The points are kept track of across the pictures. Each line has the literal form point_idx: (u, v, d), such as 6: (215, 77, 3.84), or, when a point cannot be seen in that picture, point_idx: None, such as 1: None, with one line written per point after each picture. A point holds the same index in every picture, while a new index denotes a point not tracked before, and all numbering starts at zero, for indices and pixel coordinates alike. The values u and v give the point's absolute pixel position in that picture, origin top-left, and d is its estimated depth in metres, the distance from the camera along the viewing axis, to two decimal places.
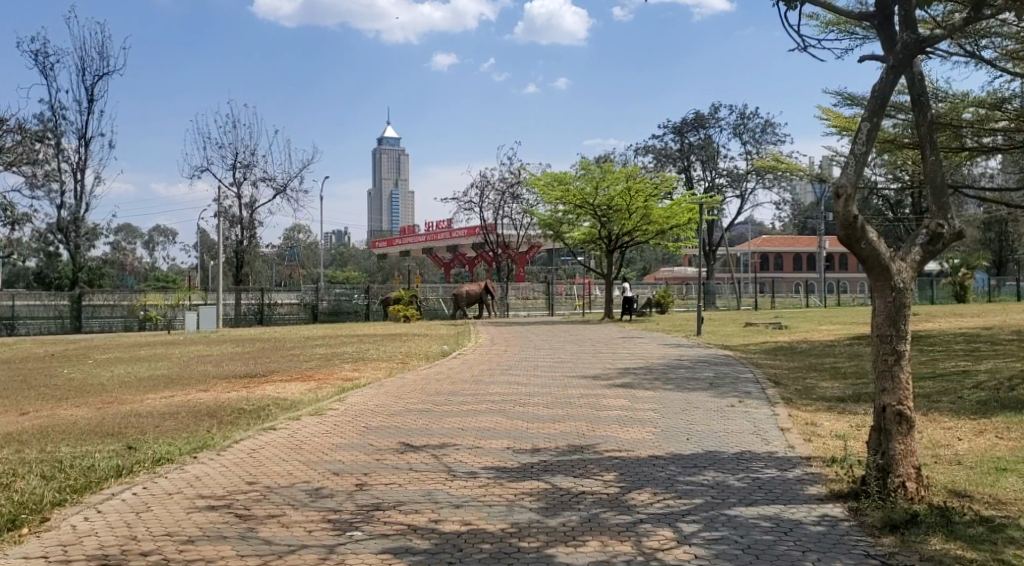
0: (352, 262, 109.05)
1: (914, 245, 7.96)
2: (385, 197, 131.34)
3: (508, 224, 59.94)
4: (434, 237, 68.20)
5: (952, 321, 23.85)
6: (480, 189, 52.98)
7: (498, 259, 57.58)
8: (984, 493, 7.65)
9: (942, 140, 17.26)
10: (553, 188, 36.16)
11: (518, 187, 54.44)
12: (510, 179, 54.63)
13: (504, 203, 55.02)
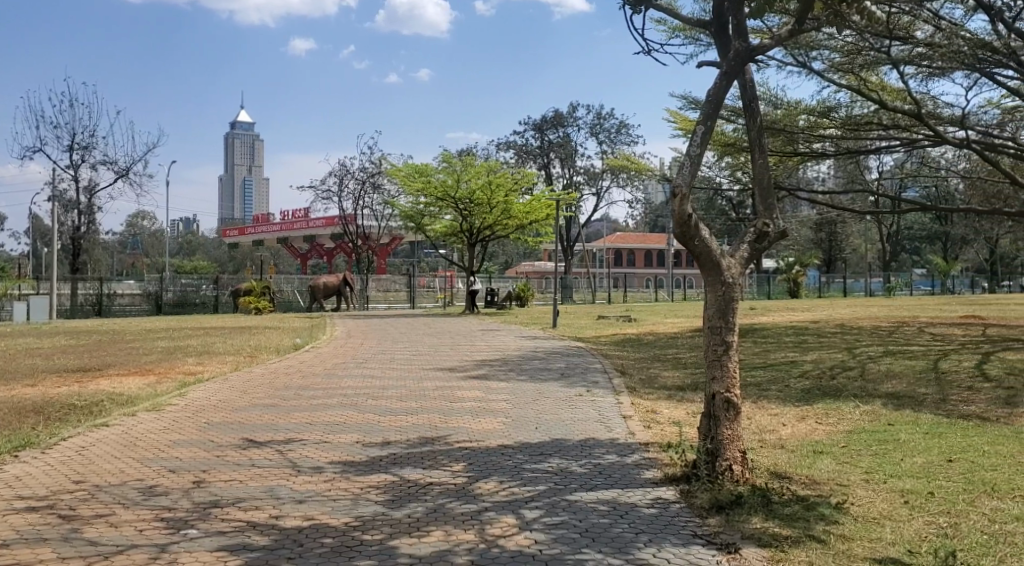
0: (202, 251, 104.55)
1: (743, 243, 8.47)
2: (240, 185, 126.75)
3: (369, 216, 59.14)
4: (290, 227, 66.56)
5: (785, 315, 25.50)
6: (339, 179, 52.01)
7: (358, 251, 56.83)
8: (801, 474, 8.24)
9: (777, 145, 18.63)
10: (414, 180, 35.94)
11: (379, 177, 53.81)
12: (370, 169, 53.89)
13: (364, 192, 54.24)
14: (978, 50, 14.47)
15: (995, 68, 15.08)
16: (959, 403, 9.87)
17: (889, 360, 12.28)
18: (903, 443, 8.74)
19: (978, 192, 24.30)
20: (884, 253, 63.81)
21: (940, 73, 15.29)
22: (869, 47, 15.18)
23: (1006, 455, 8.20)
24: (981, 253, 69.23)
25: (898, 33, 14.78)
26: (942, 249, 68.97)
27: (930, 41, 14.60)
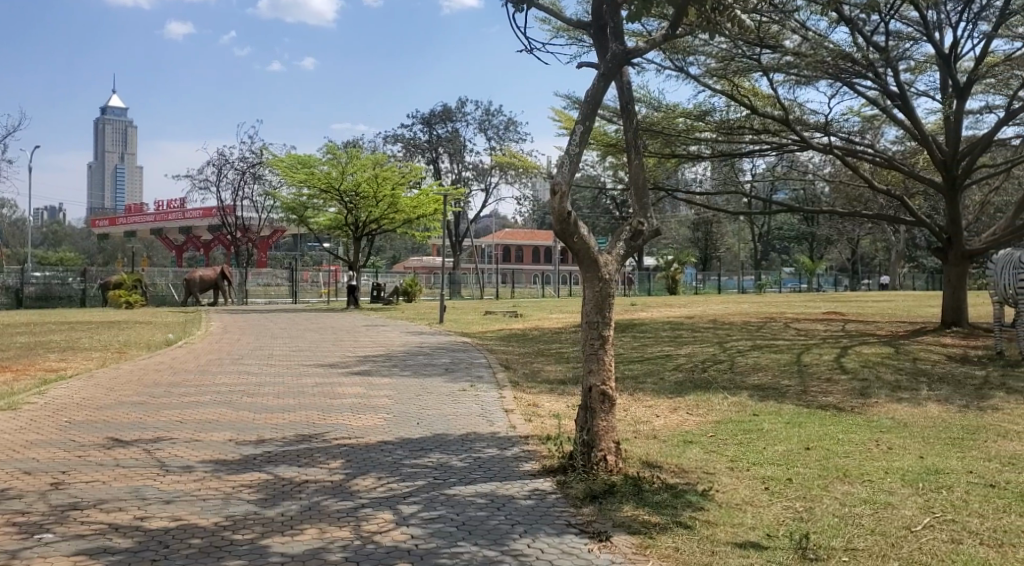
0: (69, 241, 98.82)
1: (619, 241, 8.68)
2: (112, 172, 120.51)
3: (250, 207, 57.38)
4: (165, 218, 63.80)
5: (663, 310, 26.35)
6: (218, 168, 50.23)
7: (239, 243, 55.06)
8: (671, 463, 8.54)
9: (655, 147, 19.17)
10: (296, 171, 35.13)
11: (261, 167, 52.26)
12: (251, 158, 52.24)
13: (244, 182, 52.59)
14: (839, 61, 15.33)
15: (855, 78, 16.00)
16: (818, 394, 10.46)
17: (757, 353, 12.89)
18: (766, 433, 9.19)
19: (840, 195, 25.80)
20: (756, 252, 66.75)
21: (806, 82, 16.11)
22: (741, 54, 15.76)
23: (857, 442, 8.74)
24: (843, 254, 73.62)
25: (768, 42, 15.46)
26: (809, 249, 72.87)
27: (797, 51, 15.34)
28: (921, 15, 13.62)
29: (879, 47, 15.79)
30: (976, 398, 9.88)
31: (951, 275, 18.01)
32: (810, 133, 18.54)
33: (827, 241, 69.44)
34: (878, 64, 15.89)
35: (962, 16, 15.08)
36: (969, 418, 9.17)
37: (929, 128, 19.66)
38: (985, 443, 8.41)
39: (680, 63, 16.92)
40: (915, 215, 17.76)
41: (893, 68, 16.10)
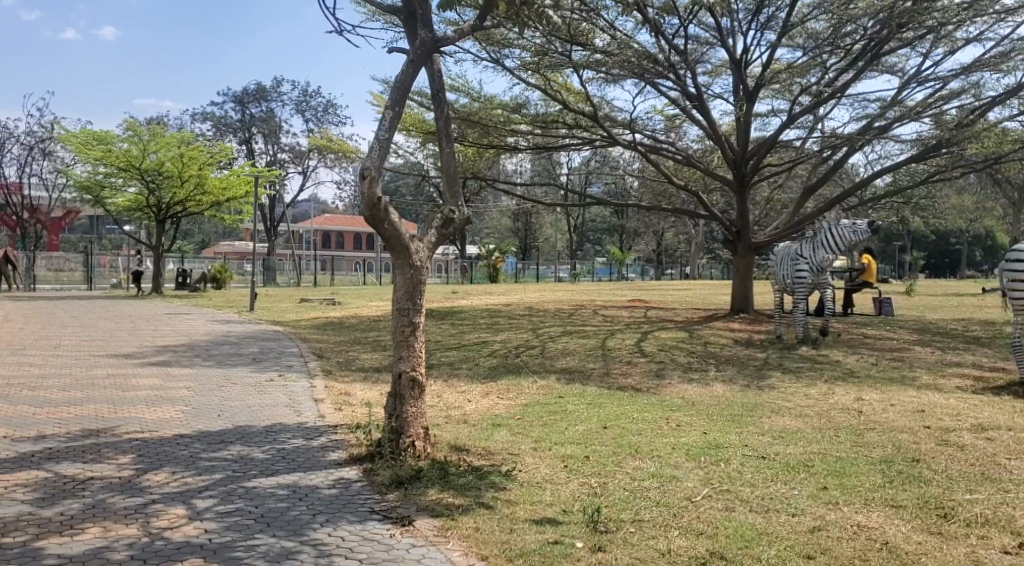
0: None
1: (431, 229, 8.63)
2: None
3: (39, 185, 52.69)
4: None
5: (484, 298, 26.79)
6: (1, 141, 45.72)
7: (24, 225, 50.39)
8: (478, 446, 8.70)
9: (474, 137, 19.47)
10: (92, 147, 32.71)
11: (51, 142, 48.10)
12: (40, 132, 47.93)
13: (31, 158, 48.24)
14: (644, 61, 16.10)
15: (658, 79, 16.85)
16: (618, 376, 11.01)
17: (566, 339, 13.38)
18: (569, 414, 9.57)
19: (646, 189, 27.21)
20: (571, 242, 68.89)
21: (614, 80, 16.82)
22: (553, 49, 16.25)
23: (651, 421, 9.28)
24: (651, 246, 77.70)
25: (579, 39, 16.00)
26: (619, 241, 76.40)
27: (606, 49, 15.98)
28: (716, 21, 14.54)
29: (679, 50, 16.69)
30: (756, 378, 10.77)
31: (740, 266, 19.34)
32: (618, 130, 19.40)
33: (636, 233, 73.02)
34: (679, 65, 16.82)
35: (753, 26, 16.20)
36: (749, 397, 9.96)
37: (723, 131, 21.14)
38: (760, 420, 9.17)
39: (497, 55, 17.24)
40: (712, 210, 19.04)
41: (692, 70, 17.10)
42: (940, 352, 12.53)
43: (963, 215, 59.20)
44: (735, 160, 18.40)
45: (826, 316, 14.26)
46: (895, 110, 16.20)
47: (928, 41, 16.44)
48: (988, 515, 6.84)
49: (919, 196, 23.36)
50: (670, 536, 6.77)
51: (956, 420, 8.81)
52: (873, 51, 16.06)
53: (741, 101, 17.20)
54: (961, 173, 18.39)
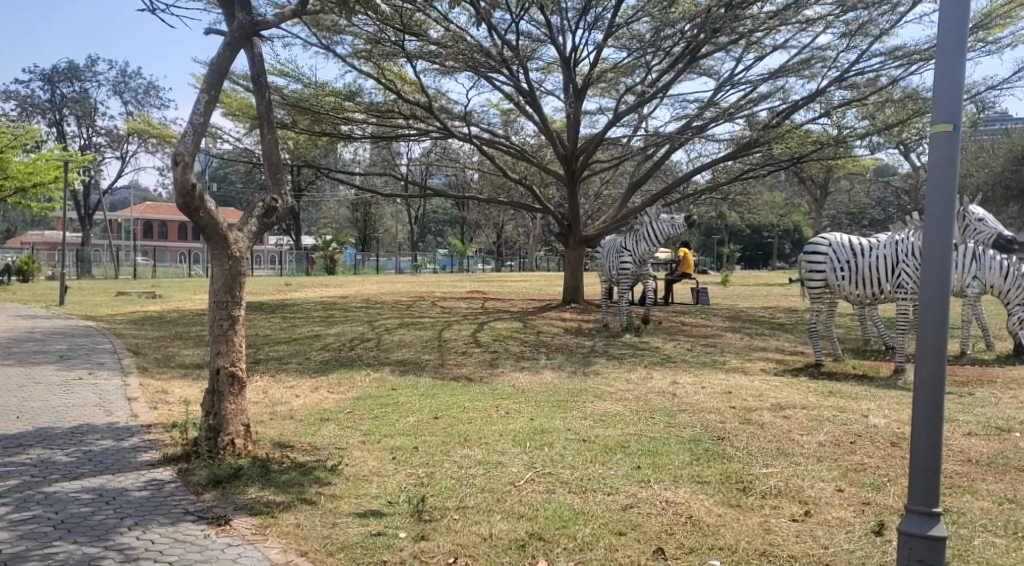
0: None
1: (251, 218, 8.35)
2: None
3: None
4: None
5: (318, 291, 26.22)
6: None
7: None
8: (303, 442, 8.54)
9: (305, 123, 19.14)
10: None
11: None
12: None
13: None
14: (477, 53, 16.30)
15: (492, 72, 17.10)
16: (452, 366, 11.13)
17: (401, 331, 13.37)
18: (399, 406, 9.57)
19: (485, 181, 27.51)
20: (412, 234, 68.57)
21: (448, 72, 16.92)
22: (385, 38, 16.19)
23: (480, 409, 9.44)
24: (490, 238, 78.52)
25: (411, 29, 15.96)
26: (458, 232, 76.72)
27: (440, 41, 16.03)
28: (545, 18, 14.93)
29: (511, 46, 16.97)
30: (583, 365, 11.18)
31: (571, 258, 19.97)
32: (453, 122, 19.56)
33: (476, 225, 73.58)
34: (512, 60, 17.11)
35: (582, 25, 16.70)
36: (574, 383, 10.33)
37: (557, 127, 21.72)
38: (584, 405, 9.53)
39: (327, 41, 16.98)
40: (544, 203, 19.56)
41: (524, 65, 17.43)
42: (751, 338, 13.45)
43: (776, 211, 63.60)
44: (565, 156, 18.97)
45: (650, 305, 14.97)
46: (712, 110, 17.22)
47: (741, 46, 17.57)
48: (781, 487, 7.41)
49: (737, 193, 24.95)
50: (492, 521, 6.90)
51: (758, 400, 9.49)
52: (691, 54, 16.95)
53: (571, 98, 17.70)
54: (771, 172, 19.78)
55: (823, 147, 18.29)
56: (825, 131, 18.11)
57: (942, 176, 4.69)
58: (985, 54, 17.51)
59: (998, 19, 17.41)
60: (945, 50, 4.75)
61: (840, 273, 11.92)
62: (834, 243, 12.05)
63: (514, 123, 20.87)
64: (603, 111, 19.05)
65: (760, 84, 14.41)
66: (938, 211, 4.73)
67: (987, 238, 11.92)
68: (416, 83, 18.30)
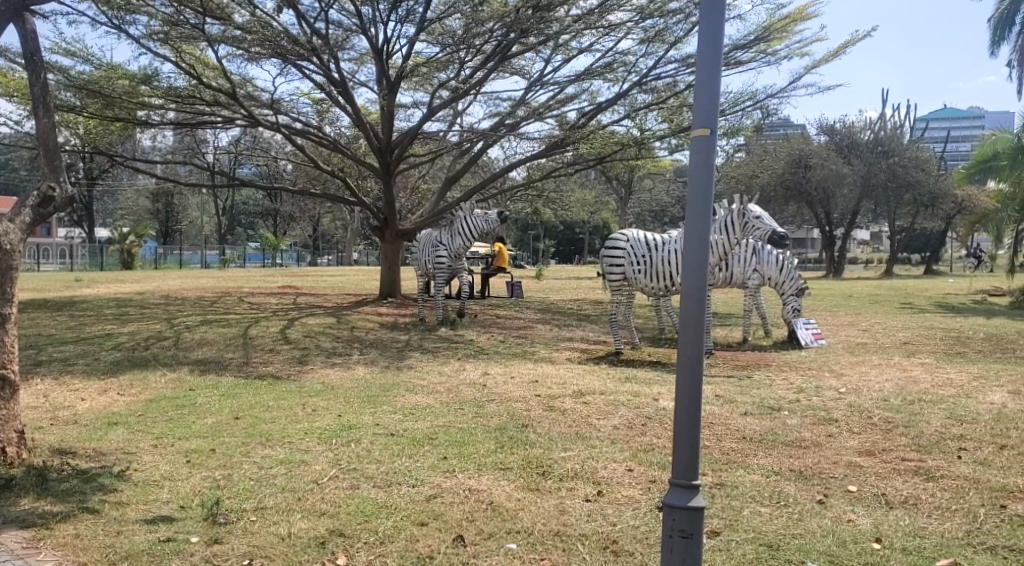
0: None
1: (24, 208, 7.66)
2: None
3: None
4: None
5: (111, 287, 24.52)
6: None
7: None
8: (87, 448, 7.99)
9: (95, 107, 18.01)
10: None
11: None
12: None
13: None
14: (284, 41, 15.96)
15: (301, 61, 16.78)
16: (258, 364, 10.81)
17: (204, 328, 12.81)
18: (197, 406, 9.17)
19: (299, 172, 26.81)
20: (219, 227, 65.29)
21: (253, 59, 16.50)
22: (183, 20, 15.54)
23: (285, 407, 9.22)
24: (304, 232, 76.63)
25: (211, 12, 15.73)
26: (272, 225, 74.11)
27: (244, 25, 15.61)
28: (354, 8, 14.83)
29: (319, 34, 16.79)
30: (395, 359, 11.22)
31: (387, 251, 19.98)
32: (260, 110, 19.03)
33: (290, 218, 71.63)
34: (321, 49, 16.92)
35: (392, 18, 16.71)
36: (386, 377, 10.35)
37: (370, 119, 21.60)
38: (393, 398, 9.54)
39: (119, 20, 16.05)
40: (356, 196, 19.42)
41: (335, 56, 17.23)
42: (559, 329, 13.95)
43: (588, 208, 65.97)
44: (379, 148, 18.90)
45: (464, 298, 15.18)
46: (523, 108, 17.74)
47: (550, 47, 18.18)
48: (577, 469, 7.75)
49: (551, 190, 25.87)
50: (291, 520, 6.73)
51: (561, 388, 9.89)
52: (501, 52, 17.38)
53: (385, 91, 17.66)
54: (580, 169, 20.52)
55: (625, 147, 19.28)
56: (628, 132, 19.11)
57: (701, 175, 5.06)
58: (766, 65, 19.05)
59: (776, 32, 19.02)
60: (704, 59, 5.12)
61: (637, 267, 12.61)
62: (632, 238, 12.69)
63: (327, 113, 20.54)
64: (417, 104, 19.15)
65: (566, 84, 14.99)
66: (697, 204, 5.08)
67: (763, 234, 12.53)
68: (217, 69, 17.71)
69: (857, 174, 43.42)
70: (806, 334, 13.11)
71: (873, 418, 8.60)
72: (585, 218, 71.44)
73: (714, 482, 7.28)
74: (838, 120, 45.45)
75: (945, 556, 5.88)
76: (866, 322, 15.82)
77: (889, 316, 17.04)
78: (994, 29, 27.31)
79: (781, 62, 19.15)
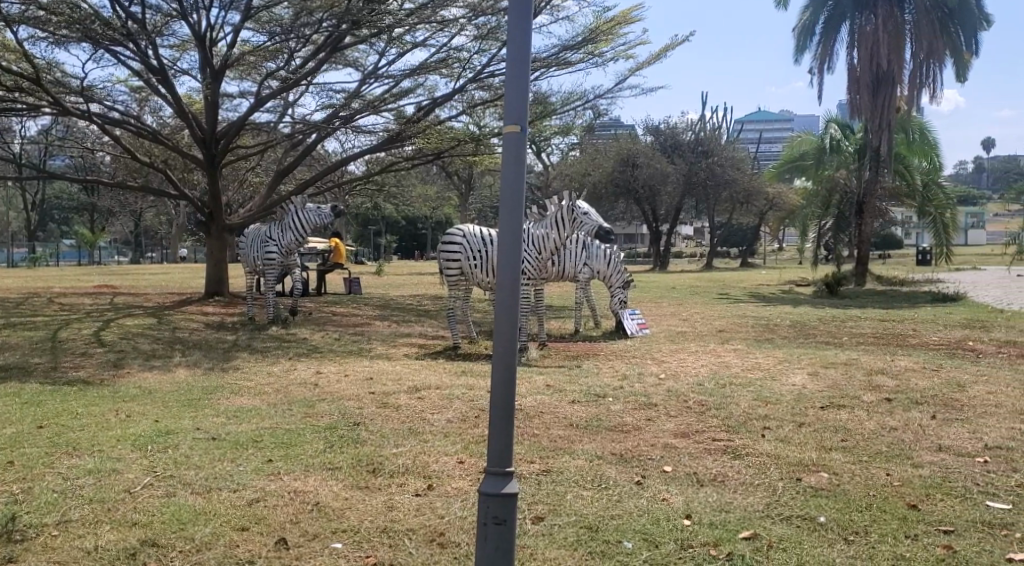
0: None
1: None
2: None
3: None
4: None
5: None
6: None
7: None
8: None
9: None
10: None
11: None
12: None
13: None
14: (94, 25, 15.11)
15: (115, 46, 15.93)
16: (68, 369, 10.13)
17: (7, 332, 11.87)
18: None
19: (118, 164, 25.29)
20: (27, 223, 60.50)
21: (58, 42, 15.51)
22: None
23: (97, 414, 8.67)
24: (127, 227, 72.29)
25: None
26: (90, 220, 69.36)
27: (47, 7, 14.68)
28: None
29: (134, 18, 15.98)
30: (221, 360, 10.83)
31: (214, 247, 19.29)
32: (69, 97, 17.90)
33: (109, 212, 67.33)
34: (137, 35, 16.13)
35: (215, 5, 16.11)
36: (210, 379, 9.95)
37: (193, 110, 20.75)
38: (217, 401, 9.17)
39: None
40: (178, 189, 18.64)
41: (153, 42, 16.45)
42: (395, 324, 13.90)
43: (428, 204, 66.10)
44: (203, 140, 18.22)
45: (297, 295, 14.85)
46: (357, 102, 17.57)
47: (384, 41, 18.08)
48: (409, 464, 7.72)
49: (390, 185, 25.79)
50: (99, 532, 6.30)
51: (396, 384, 9.86)
52: (332, 44, 17.12)
53: (208, 80, 17.00)
54: (419, 163, 20.51)
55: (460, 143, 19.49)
56: (465, 128, 19.31)
57: (512, 172, 5.11)
58: (593, 66, 19.76)
59: (602, 35, 19.77)
60: (512, 56, 5.20)
61: (473, 261, 12.74)
62: (468, 233, 12.81)
63: (147, 102, 19.56)
64: (244, 95, 18.57)
65: (397, 77, 14.99)
66: (510, 201, 5.11)
67: (591, 229, 12.95)
68: (18, 51, 16.51)
69: (679, 173, 46.09)
70: (632, 324, 13.70)
71: (689, 402, 9.10)
72: (426, 214, 71.57)
73: (541, 469, 7.46)
74: (662, 121, 47.65)
75: (747, 528, 6.27)
76: (687, 312, 16.74)
77: (707, 306, 18.09)
78: (798, 38, 29.40)
79: (608, 64, 19.90)
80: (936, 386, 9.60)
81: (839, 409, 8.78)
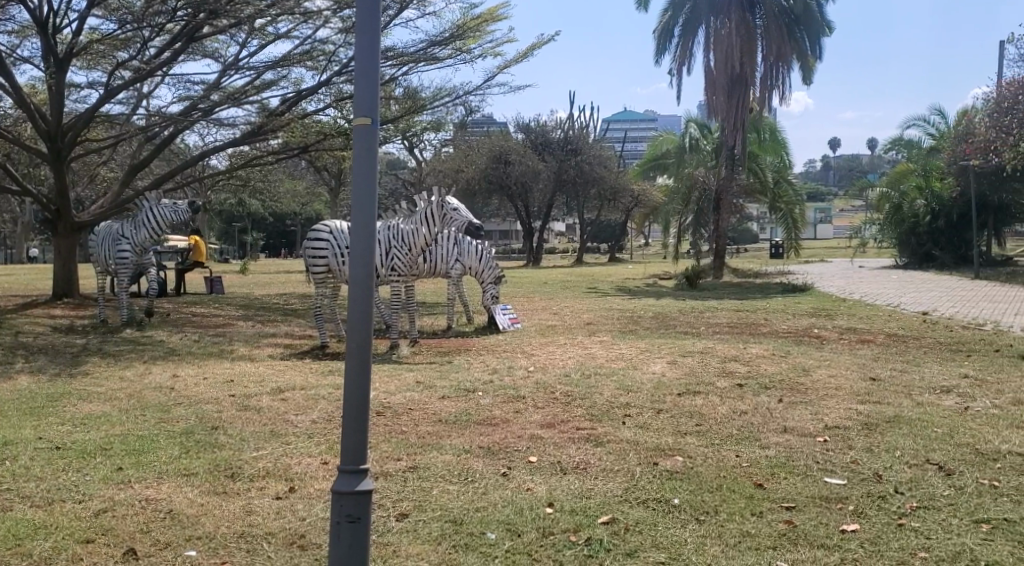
0: None
1: None
2: None
3: None
4: None
5: None
6: None
7: None
8: None
9: None
10: None
11: None
12: None
13: None
14: None
15: None
16: None
17: None
18: None
19: None
20: None
21: None
22: None
23: None
24: None
25: None
26: None
27: None
28: None
29: None
30: (68, 365, 10.25)
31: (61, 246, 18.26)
32: None
33: None
34: None
35: None
36: (56, 386, 9.39)
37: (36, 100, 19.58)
38: (62, 409, 8.67)
39: None
40: (19, 183, 17.54)
41: None
42: (259, 325, 13.53)
43: (297, 200, 64.62)
44: (48, 132, 17.21)
45: (154, 296, 14.22)
46: (216, 95, 17.04)
47: (244, 31, 17.56)
48: (269, 467, 7.53)
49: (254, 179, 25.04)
50: None
51: (258, 386, 9.61)
52: (189, 34, 16.51)
53: (53, 69, 16.09)
54: (285, 158, 20.05)
55: (328, 137, 19.16)
56: (332, 122, 19.03)
57: (366, 166, 4.99)
58: (461, 62, 19.87)
59: (470, 32, 19.92)
60: (362, 44, 5.10)
61: (341, 258, 12.60)
62: (335, 229, 12.65)
63: None
64: (94, 86, 17.64)
65: (257, 69, 14.63)
66: (364, 196, 4.98)
67: (460, 225, 12.99)
68: None
69: (550, 169, 46.99)
70: (503, 319, 13.84)
71: (555, 393, 9.29)
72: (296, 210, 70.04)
73: (407, 465, 7.44)
74: (533, 118, 48.34)
75: (605, 513, 6.45)
76: (556, 306, 17.09)
77: (574, 300, 18.50)
78: (658, 39, 30.27)
79: (476, 60, 20.02)
80: (782, 371, 10.19)
81: (695, 395, 9.17)
